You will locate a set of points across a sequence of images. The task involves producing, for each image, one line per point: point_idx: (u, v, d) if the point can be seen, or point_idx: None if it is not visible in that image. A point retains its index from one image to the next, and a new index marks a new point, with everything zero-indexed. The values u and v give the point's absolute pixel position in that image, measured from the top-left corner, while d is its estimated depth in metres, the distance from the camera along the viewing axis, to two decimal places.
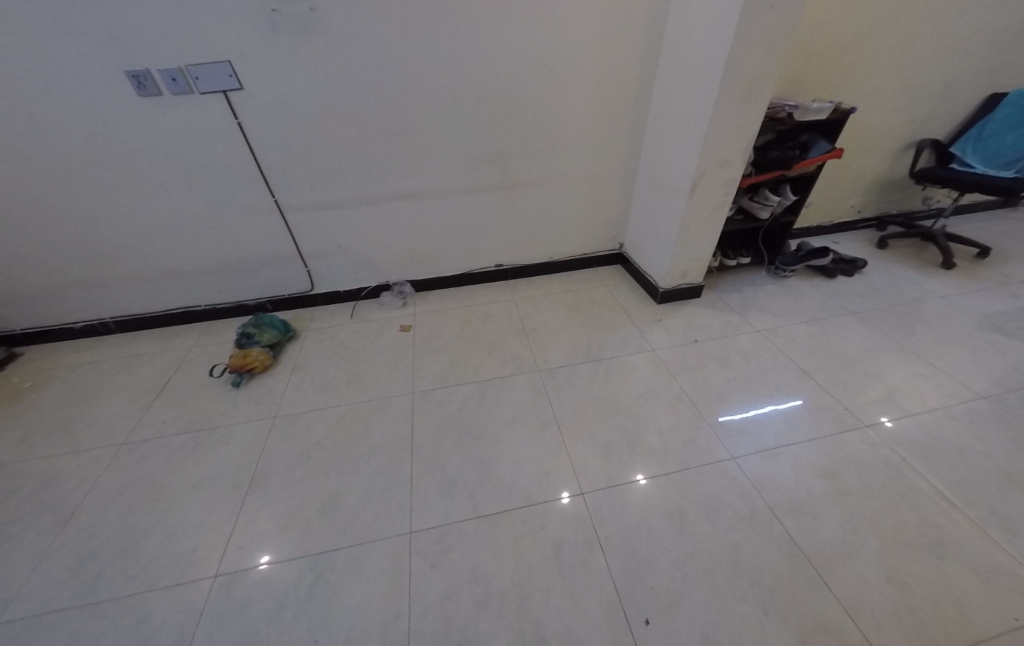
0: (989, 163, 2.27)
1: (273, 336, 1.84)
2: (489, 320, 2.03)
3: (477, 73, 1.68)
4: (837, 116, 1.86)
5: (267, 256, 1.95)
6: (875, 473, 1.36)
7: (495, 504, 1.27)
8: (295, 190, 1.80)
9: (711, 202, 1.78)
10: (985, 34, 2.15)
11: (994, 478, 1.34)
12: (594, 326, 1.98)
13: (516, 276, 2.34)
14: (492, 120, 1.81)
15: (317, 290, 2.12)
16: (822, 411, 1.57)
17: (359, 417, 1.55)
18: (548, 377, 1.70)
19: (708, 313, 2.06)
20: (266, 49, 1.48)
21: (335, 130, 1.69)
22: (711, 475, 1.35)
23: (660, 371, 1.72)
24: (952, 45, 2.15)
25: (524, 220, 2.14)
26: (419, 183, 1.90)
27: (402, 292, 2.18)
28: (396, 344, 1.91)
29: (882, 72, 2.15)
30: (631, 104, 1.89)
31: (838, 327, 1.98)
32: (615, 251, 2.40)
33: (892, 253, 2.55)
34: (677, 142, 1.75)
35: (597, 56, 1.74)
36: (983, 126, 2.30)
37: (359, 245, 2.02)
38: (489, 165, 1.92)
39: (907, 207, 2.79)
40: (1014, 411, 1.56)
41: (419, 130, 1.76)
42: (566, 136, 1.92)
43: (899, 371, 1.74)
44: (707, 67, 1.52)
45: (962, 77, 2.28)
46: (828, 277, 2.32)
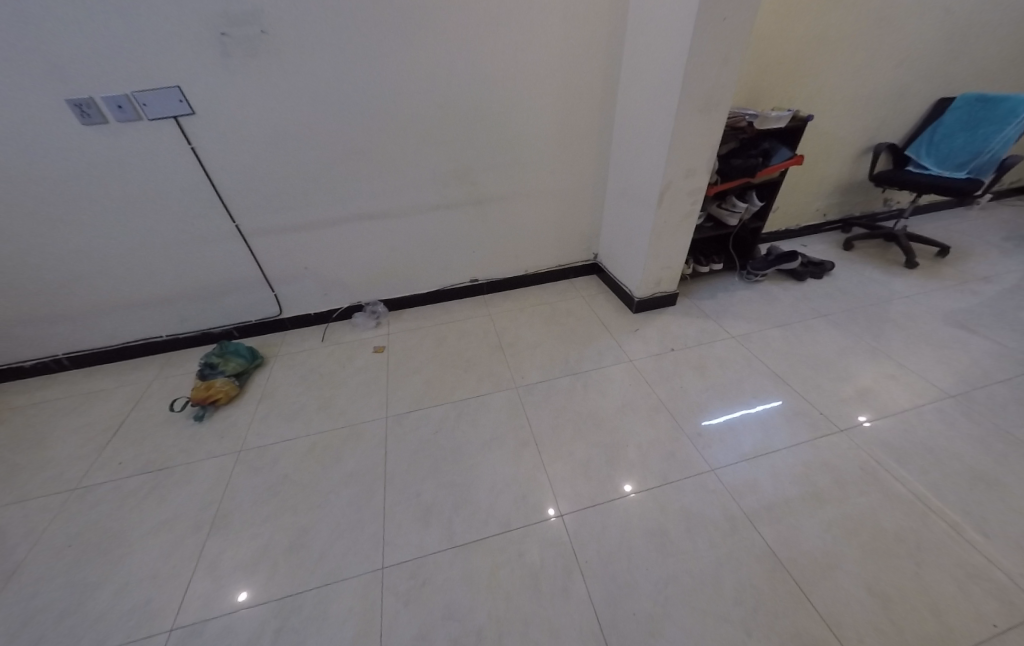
0: (943, 165, 2.37)
1: (239, 364, 1.78)
2: (464, 337, 2.00)
3: (439, 92, 1.68)
4: (796, 124, 1.90)
5: (232, 282, 1.89)
6: (850, 479, 1.37)
7: (471, 532, 1.23)
8: (258, 214, 1.75)
9: (679, 212, 1.80)
10: (929, 43, 2.25)
11: (964, 478, 1.37)
12: (570, 339, 1.96)
13: (492, 291, 2.32)
14: (458, 138, 1.80)
15: (286, 313, 2.06)
16: (797, 416, 1.58)
17: (329, 446, 1.49)
18: (525, 394, 1.67)
19: (683, 321, 2.06)
20: (218, 72, 1.44)
21: (297, 151, 1.66)
22: (691, 488, 1.33)
23: (637, 382, 1.72)
24: (899, 53, 2.24)
25: (496, 234, 2.13)
26: (386, 202, 1.88)
27: (375, 311, 2.14)
28: (369, 366, 1.86)
29: (835, 81, 2.22)
30: (595, 118, 1.91)
31: (810, 330, 2.01)
32: (589, 261, 2.41)
33: (858, 254, 2.62)
34: (643, 154, 1.77)
35: (558, 73, 1.76)
36: (934, 130, 2.43)
37: (329, 266, 1.98)
38: (458, 181, 1.91)
39: (870, 208, 2.88)
40: (979, 408, 1.60)
41: (384, 150, 1.75)
42: (533, 151, 1.92)
43: (870, 372, 1.77)
44: (666, 81, 1.54)
45: (912, 83, 2.38)
46: (798, 280, 2.37)
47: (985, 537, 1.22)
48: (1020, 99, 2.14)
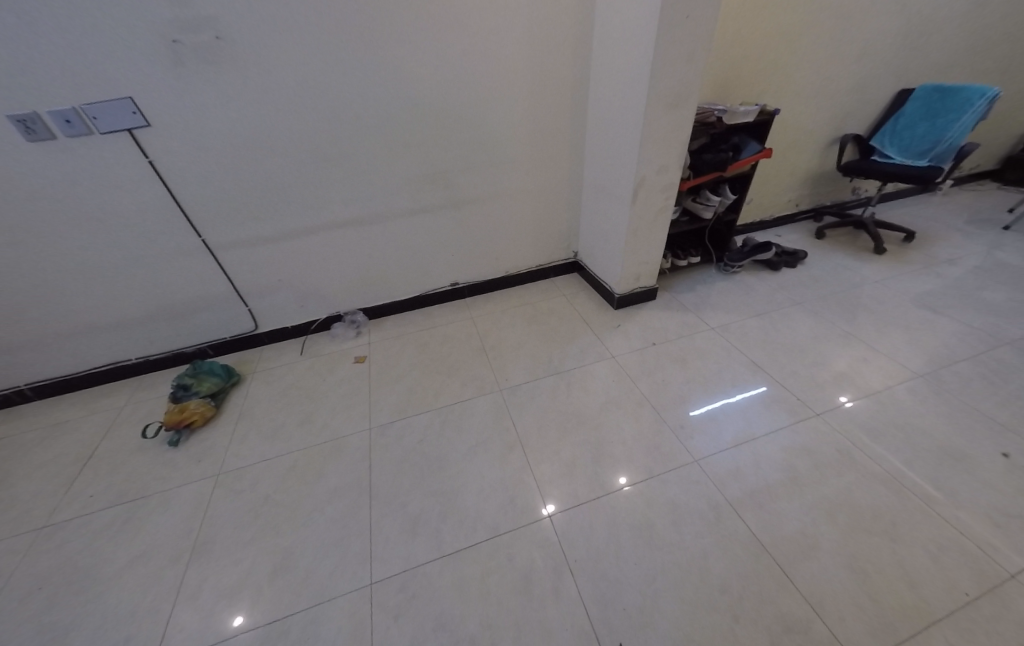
0: (906, 153, 2.47)
1: (214, 384, 1.73)
2: (447, 342, 1.98)
3: (407, 95, 1.65)
4: (764, 117, 1.93)
5: (203, 298, 1.83)
6: (829, 462, 1.40)
7: (460, 540, 1.22)
8: (225, 227, 1.70)
9: (654, 208, 1.82)
10: (887, 33, 2.31)
11: (935, 454, 1.42)
12: (554, 338, 1.96)
13: (473, 294, 2.30)
14: (429, 141, 1.78)
15: (262, 328, 2.00)
16: (777, 404, 1.61)
17: (312, 462, 1.46)
18: (510, 396, 1.67)
19: (664, 315, 2.09)
20: (173, 82, 1.39)
21: (263, 161, 1.61)
22: (676, 481, 1.34)
23: (621, 378, 1.72)
24: (860, 45, 2.30)
25: (474, 236, 2.11)
26: (359, 209, 1.84)
27: (355, 321, 2.10)
28: (351, 377, 1.83)
29: (800, 74, 2.27)
30: (567, 118, 1.91)
31: (786, 318, 2.06)
32: (569, 260, 2.41)
33: (829, 242, 2.70)
34: (615, 152, 1.78)
35: (527, 73, 1.75)
36: (896, 121, 2.52)
37: (304, 277, 1.93)
38: (431, 185, 1.89)
39: (839, 197, 2.96)
40: (947, 387, 1.66)
41: (353, 155, 1.71)
42: (506, 152, 1.91)
43: (844, 357, 1.82)
44: (634, 79, 1.55)
45: (873, 73, 2.44)
46: (773, 269, 2.42)
47: (955, 510, 1.27)
48: (976, 88, 2.22)
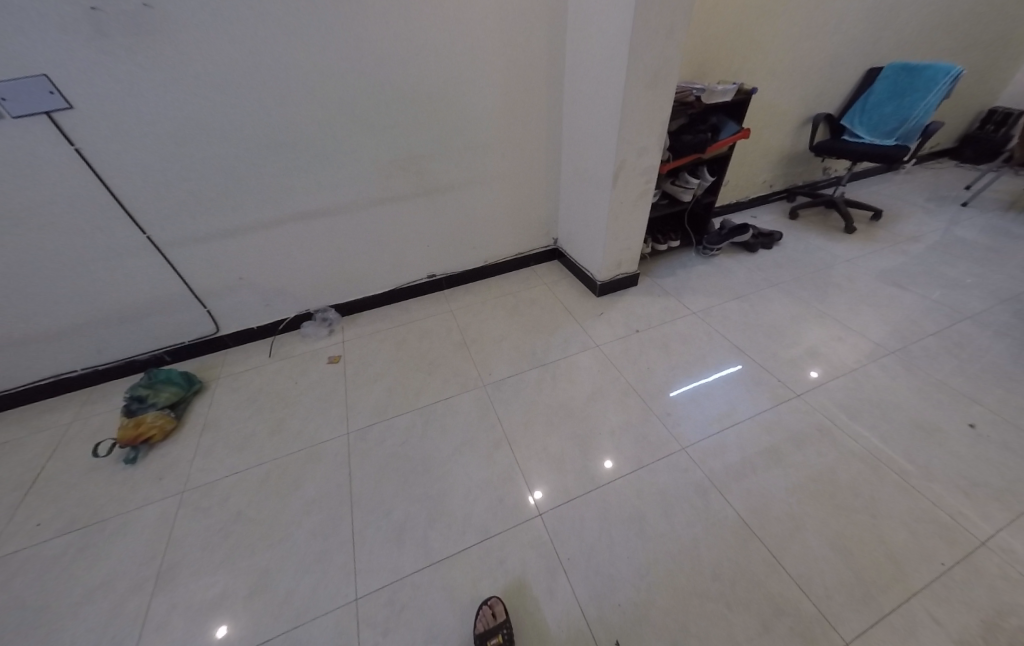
0: (874, 132, 2.51)
1: (173, 394, 1.60)
2: (426, 337, 1.90)
3: (369, 73, 1.53)
4: (741, 97, 1.90)
5: (154, 301, 1.68)
6: (812, 443, 1.41)
7: (448, 546, 1.17)
8: (173, 221, 1.55)
9: (634, 192, 1.77)
10: (859, 10, 2.31)
11: (909, 430, 1.45)
12: (536, 328, 1.92)
13: (451, 285, 2.22)
14: (396, 124, 1.66)
15: (225, 330, 1.87)
16: (759, 386, 1.62)
17: (287, 473, 1.38)
18: (493, 392, 1.61)
19: (646, 301, 2.07)
20: (96, 58, 1.23)
21: (210, 147, 1.47)
22: (665, 470, 1.33)
23: (606, 367, 1.70)
24: (833, 21, 2.28)
25: (449, 225, 2.02)
26: (324, 199, 1.72)
27: (326, 318, 1.99)
28: (325, 379, 1.73)
29: (775, 52, 2.25)
30: (542, 98, 1.82)
31: (764, 300, 2.08)
32: (549, 247, 2.36)
33: (802, 222, 2.73)
34: (594, 134, 1.71)
35: (499, 49, 1.64)
36: (866, 99, 2.54)
37: (267, 273, 1.80)
38: (402, 171, 1.78)
39: (811, 177, 3.01)
40: (917, 362, 1.72)
41: (313, 140, 1.58)
42: (479, 135, 1.81)
43: (821, 336, 1.85)
44: (612, 56, 1.48)
45: (845, 51, 2.45)
46: (750, 252, 2.44)
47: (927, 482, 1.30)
48: (941, 67, 2.27)
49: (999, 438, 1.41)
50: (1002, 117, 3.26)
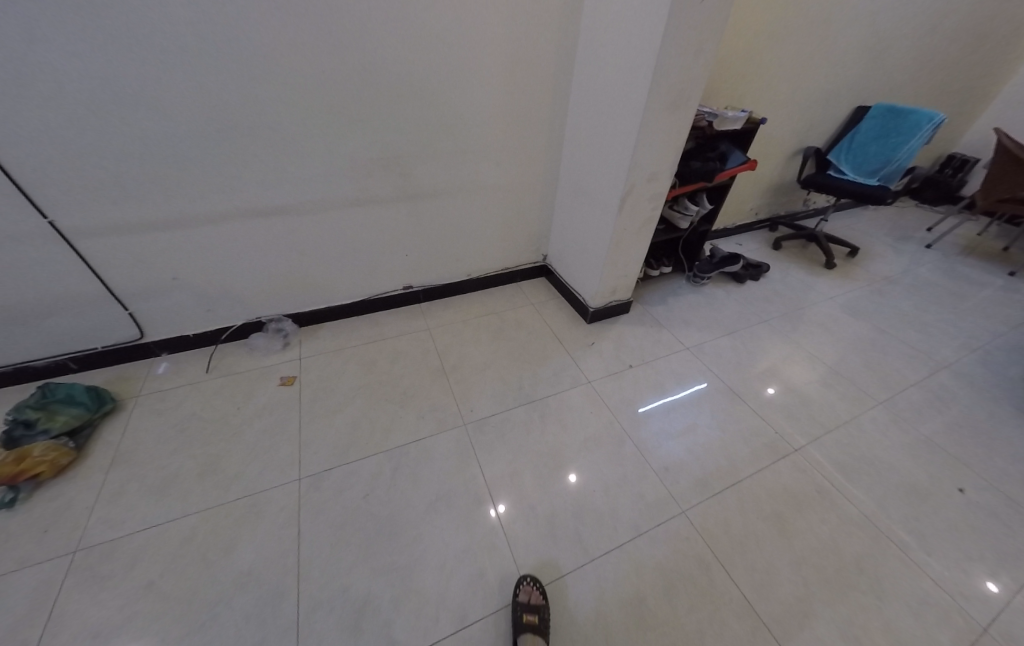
0: (858, 171, 2.52)
1: (73, 417, 1.30)
2: (399, 360, 1.68)
3: (350, 54, 1.30)
4: (750, 126, 1.78)
5: (55, 300, 1.35)
6: (813, 508, 1.30)
7: (417, 636, 0.98)
8: (86, 207, 1.25)
9: (639, 218, 1.63)
10: (863, 51, 2.29)
11: (903, 493, 1.36)
12: (522, 357, 1.75)
13: (429, 299, 2.00)
14: (378, 116, 1.44)
15: (152, 335, 1.56)
16: (757, 437, 1.50)
17: (217, 530, 1.13)
18: (475, 434, 1.42)
19: (638, 331, 1.94)
20: None
21: (141, 119, 1.20)
22: (664, 539, 1.19)
23: (599, 408, 1.55)
24: (840, 56, 2.23)
25: (431, 235, 1.80)
26: (285, 194, 1.47)
27: (281, 329, 1.72)
28: (275, 405, 1.47)
29: (784, 82, 2.16)
30: (547, 104, 1.65)
31: (754, 335, 1.98)
32: (537, 264, 2.19)
33: (785, 253, 2.65)
34: (602, 151, 1.56)
35: (504, 45, 1.45)
36: (853, 137, 2.53)
37: (212, 275, 1.52)
38: (382, 171, 1.55)
39: (792, 208, 2.98)
40: (905, 415, 1.64)
41: (276, 123, 1.33)
42: (473, 138, 1.61)
43: (810, 382, 1.76)
44: (632, 68, 1.32)
45: (843, 90, 2.43)
46: (738, 282, 2.32)
47: (941, 557, 1.21)
48: (925, 113, 2.27)
49: (989, 506, 1.34)
50: (960, 164, 3.43)
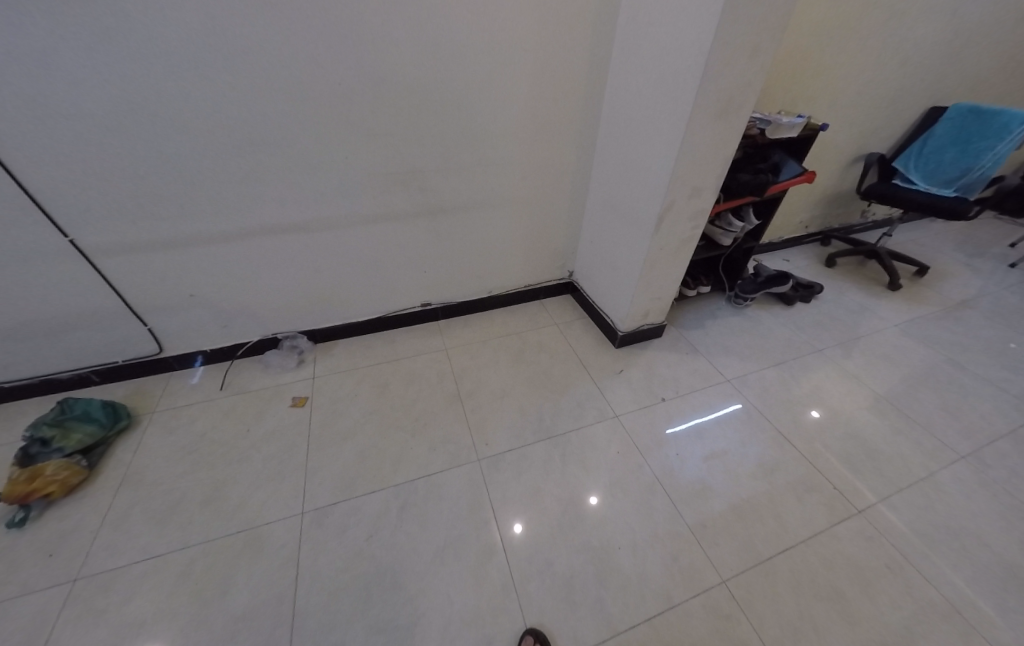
0: (930, 181, 2.14)
1: (87, 435, 1.28)
2: (414, 383, 1.60)
3: (367, 65, 1.23)
4: (809, 134, 1.59)
5: (77, 315, 1.35)
6: (881, 587, 1.11)
7: None
8: (105, 225, 1.24)
9: (677, 238, 1.48)
10: (941, 46, 2.01)
11: (997, 576, 1.14)
12: (543, 384, 1.63)
13: (448, 316, 1.92)
14: (396, 129, 1.36)
15: (170, 350, 1.55)
16: (811, 492, 1.32)
17: (214, 566, 1.08)
18: (490, 473, 1.32)
19: (672, 358, 1.77)
20: (8, 14, 0.95)
21: (156, 137, 1.17)
22: (700, 613, 1.04)
23: (626, 449, 1.41)
24: (912, 53, 1.97)
25: (451, 250, 1.72)
26: (301, 211, 1.42)
27: (296, 346, 1.68)
28: (284, 428, 1.42)
29: (845, 84, 1.94)
30: (577, 114, 1.53)
31: (806, 367, 1.77)
32: (563, 281, 2.06)
33: (841, 271, 2.37)
34: (637, 165, 1.42)
35: (531, 53, 1.34)
36: (924, 142, 2.17)
37: (229, 292, 1.50)
38: (400, 186, 1.48)
39: (847, 220, 2.68)
40: (996, 473, 1.39)
41: (291, 138, 1.28)
42: (496, 151, 1.51)
43: (876, 426, 1.53)
44: (674, 73, 1.18)
45: (916, 91, 2.16)
46: (787, 304, 2.08)
47: None
48: (1015, 114, 1.87)
49: None
50: None
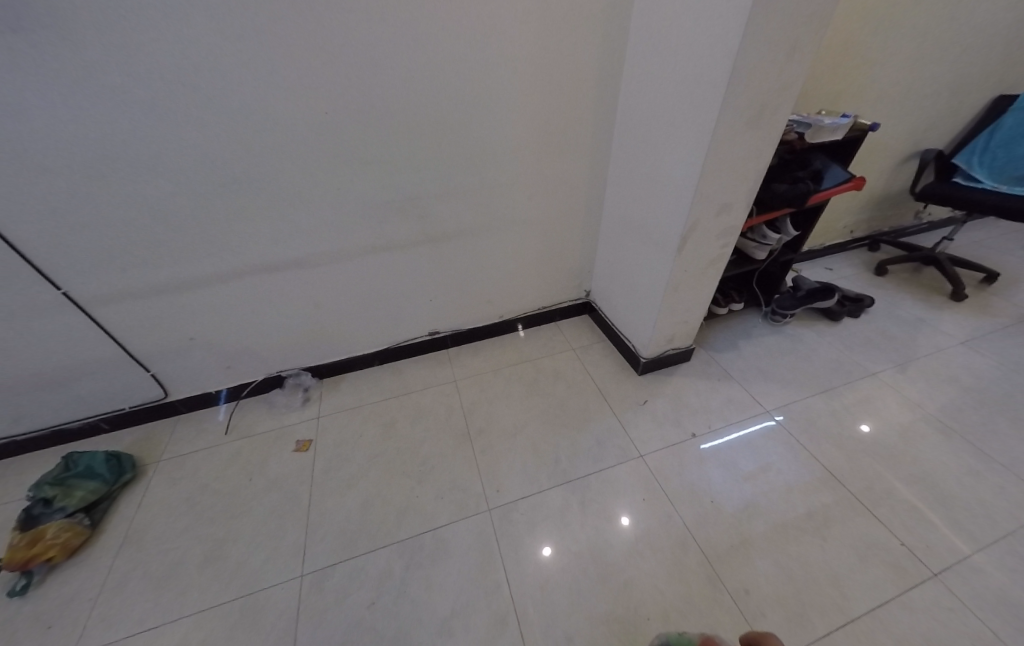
0: (997, 178, 1.87)
1: (90, 491, 1.24)
2: (422, 421, 1.51)
3: (359, 92, 1.15)
4: (855, 134, 1.40)
5: (79, 365, 1.33)
6: None
7: None
8: (97, 275, 1.20)
9: (704, 259, 1.33)
10: (1010, 22, 1.75)
11: None
12: (560, 419, 1.51)
13: (458, 344, 1.82)
14: (393, 157, 1.27)
15: (176, 393, 1.52)
16: (872, 550, 1.16)
17: (210, 639, 1.01)
18: (502, 525, 1.21)
19: (703, 387, 1.61)
20: None
21: (140, 182, 1.12)
22: None
23: (654, 496, 1.28)
24: (978, 36, 1.74)
25: (457, 276, 1.62)
26: (298, 247, 1.35)
27: (300, 383, 1.62)
28: (286, 474, 1.35)
29: (896, 73, 1.71)
30: (588, 125, 1.40)
31: (858, 394, 1.57)
32: (580, 301, 1.93)
33: (892, 279, 2.13)
34: (657, 180, 1.28)
35: (534, 64, 1.23)
36: (990, 135, 1.89)
37: (229, 333, 1.45)
38: (400, 215, 1.39)
39: (899, 221, 2.43)
40: None
41: (281, 173, 1.21)
42: (500, 170, 1.40)
43: (945, 466, 1.34)
44: (696, 79, 1.04)
45: (981, 74, 1.89)
46: (831, 320, 1.88)
47: None
48: None
49: None
50: None
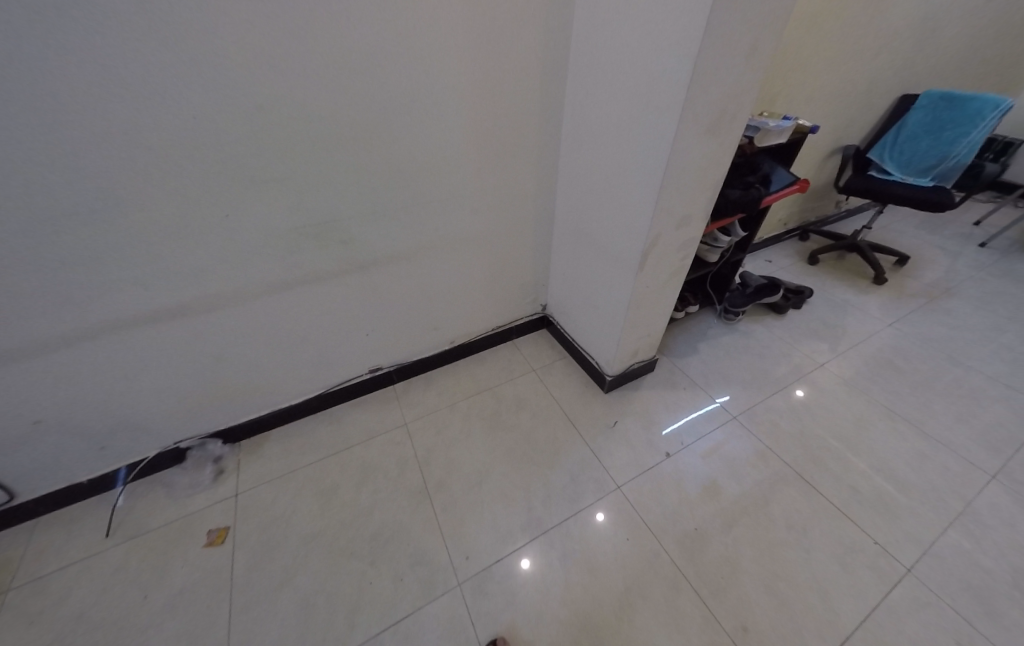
0: (906, 170, 2.03)
1: None
2: (369, 481, 1.28)
3: (239, 93, 0.88)
4: (797, 137, 1.40)
5: None
6: None
7: None
8: None
9: (666, 272, 1.23)
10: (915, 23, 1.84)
11: None
12: (528, 456, 1.36)
13: (405, 377, 1.60)
14: (298, 173, 1.02)
15: (29, 493, 1.15)
16: (851, 554, 1.15)
17: None
18: (476, 600, 1.04)
19: (671, 399, 1.55)
20: None
21: None
22: None
23: (637, 533, 1.18)
24: (889, 36, 1.81)
25: (397, 306, 1.40)
26: (181, 292, 1.05)
27: (208, 454, 1.31)
28: (196, 581, 1.07)
29: (823, 72, 1.74)
30: (532, 129, 1.23)
31: (813, 388, 1.60)
32: (535, 316, 1.79)
33: (823, 268, 2.24)
34: (612, 189, 1.15)
35: (462, 56, 1.03)
36: (898, 132, 2.04)
37: (96, 409, 1.11)
38: (317, 242, 1.14)
39: (823, 211, 2.57)
40: None
41: (139, 201, 0.91)
42: (436, 183, 1.20)
43: (898, 453, 1.38)
44: (652, 79, 0.91)
45: (891, 73, 1.99)
46: (778, 314, 1.92)
47: None
48: (988, 98, 1.78)
49: None
50: None
